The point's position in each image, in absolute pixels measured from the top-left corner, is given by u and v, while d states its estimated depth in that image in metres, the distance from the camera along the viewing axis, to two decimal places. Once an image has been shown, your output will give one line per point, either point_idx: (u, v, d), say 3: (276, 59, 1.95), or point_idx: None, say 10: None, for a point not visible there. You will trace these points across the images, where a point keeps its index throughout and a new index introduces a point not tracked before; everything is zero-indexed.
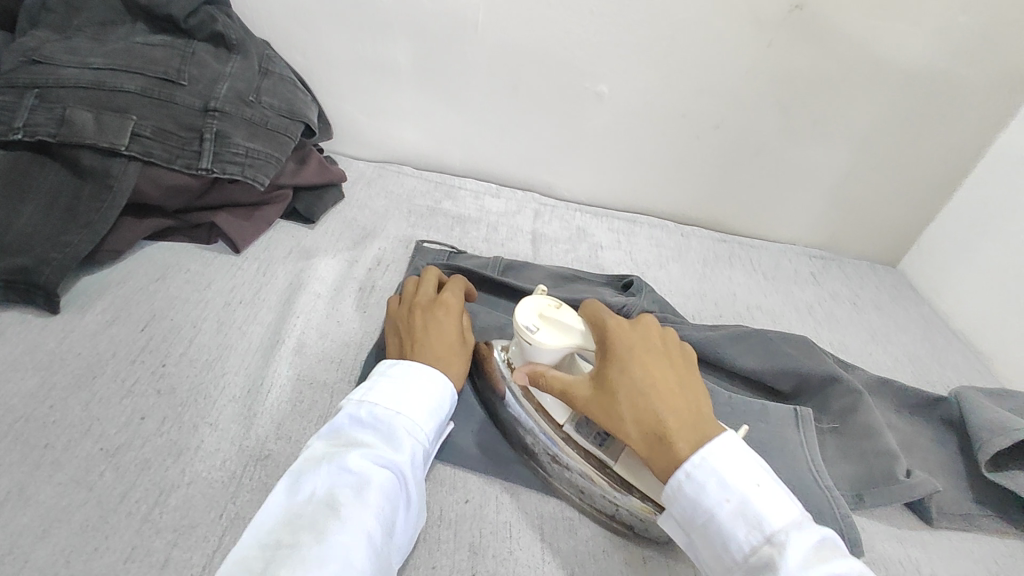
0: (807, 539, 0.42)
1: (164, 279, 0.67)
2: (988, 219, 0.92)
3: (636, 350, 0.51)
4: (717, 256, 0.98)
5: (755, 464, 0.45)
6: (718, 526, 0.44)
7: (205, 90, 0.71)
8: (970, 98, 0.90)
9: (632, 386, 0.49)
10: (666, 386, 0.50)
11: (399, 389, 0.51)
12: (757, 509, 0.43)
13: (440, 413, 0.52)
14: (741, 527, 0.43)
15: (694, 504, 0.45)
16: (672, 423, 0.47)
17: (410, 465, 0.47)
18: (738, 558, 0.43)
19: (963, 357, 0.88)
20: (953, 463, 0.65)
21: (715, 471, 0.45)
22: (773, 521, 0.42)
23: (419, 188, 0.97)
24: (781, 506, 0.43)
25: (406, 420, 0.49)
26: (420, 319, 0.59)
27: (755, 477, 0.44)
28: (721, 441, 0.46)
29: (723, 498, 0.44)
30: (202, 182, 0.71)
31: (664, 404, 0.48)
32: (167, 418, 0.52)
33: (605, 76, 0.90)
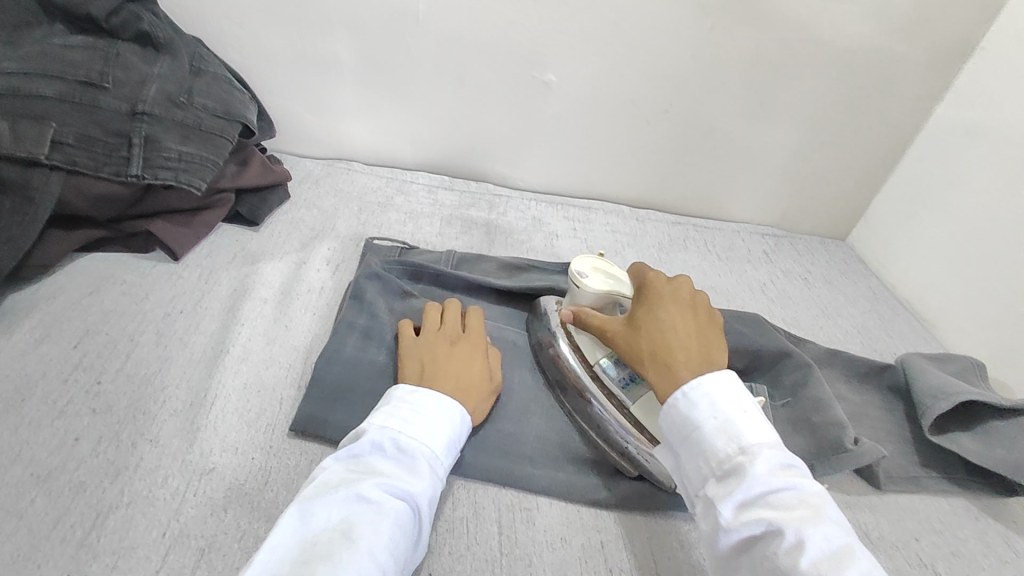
0: (779, 460, 0.45)
1: (99, 292, 0.64)
2: (929, 191, 0.95)
3: (667, 301, 0.58)
4: (672, 239, 0.99)
5: (745, 395, 0.49)
6: (702, 438, 0.47)
7: (132, 92, 0.68)
8: (908, 74, 0.92)
9: (652, 323, 0.56)
10: (686, 330, 0.55)
11: (422, 418, 0.50)
12: (739, 429, 0.47)
13: (454, 450, 0.51)
14: (721, 441, 0.46)
15: (683, 417, 0.49)
16: (678, 351, 0.53)
17: (426, 498, 0.46)
18: (712, 466, 0.46)
19: (909, 326, 0.91)
20: (898, 429, 0.67)
21: (708, 393, 0.49)
22: (753, 439, 0.46)
23: (369, 184, 0.95)
24: (763, 431, 0.47)
25: (427, 452, 0.48)
26: (445, 349, 0.59)
27: (744, 405, 0.48)
28: (720, 373, 0.50)
29: (711, 415, 0.48)
30: (134, 190, 0.68)
31: (675, 337, 0.54)
32: (103, 437, 0.50)
33: (552, 64, 0.89)
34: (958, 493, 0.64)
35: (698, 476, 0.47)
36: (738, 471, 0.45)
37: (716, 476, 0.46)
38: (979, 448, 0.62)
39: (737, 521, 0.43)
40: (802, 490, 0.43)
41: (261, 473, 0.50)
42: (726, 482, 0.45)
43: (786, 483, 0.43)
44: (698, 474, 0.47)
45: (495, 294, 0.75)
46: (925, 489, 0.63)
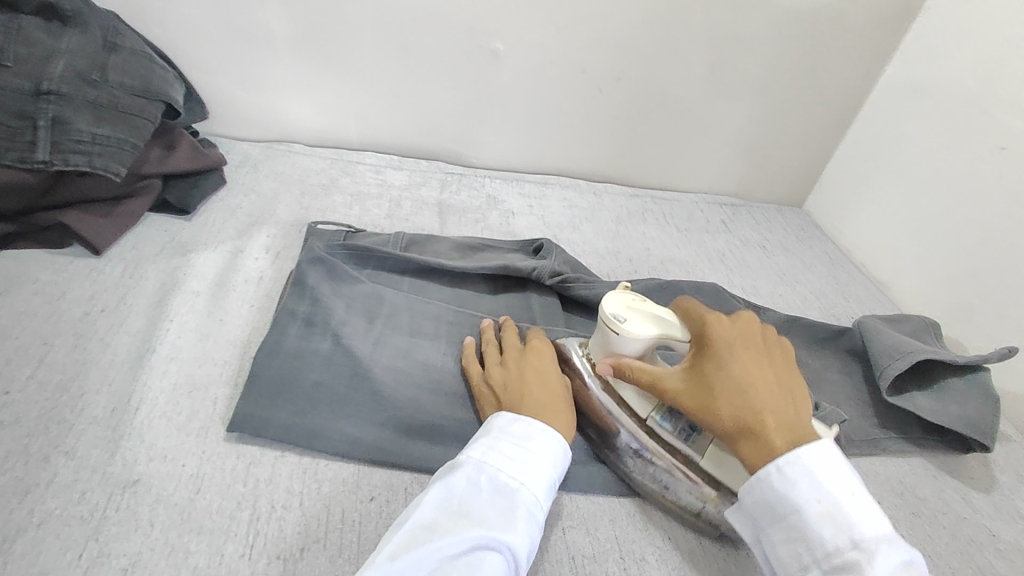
0: (898, 554, 0.39)
1: (7, 292, 0.58)
2: (881, 152, 0.95)
3: (740, 353, 0.48)
4: (630, 212, 0.97)
5: (851, 471, 0.43)
6: (803, 522, 0.41)
7: (35, 70, 0.63)
8: (857, 34, 0.92)
9: (731, 385, 0.47)
10: (769, 388, 0.47)
11: (522, 454, 0.45)
12: (847, 515, 0.40)
13: (555, 490, 0.46)
14: (828, 528, 0.40)
15: (779, 497, 0.42)
16: (770, 419, 0.45)
17: (522, 552, 0.41)
18: (817, 555, 0.40)
19: (865, 290, 0.91)
20: (857, 393, 0.67)
21: (808, 469, 0.42)
22: (865, 529, 0.40)
23: (312, 166, 0.89)
24: (875, 519, 0.40)
25: (527, 493, 0.43)
26: (515, 370, 0.54)
27: (850, 485, 0.42)
28: (818, 445, 0.43)
29: (813, 497, 0.41)
30: (43, 177, 0.62)
31: (763, 402, 0.46)
32: (11, 452, 0.45)
33: (499, 32, 0.85)
34: (916, 453, 0.64)
35: (799, 565, 0.41)
36: (853, 568, 0.39)
37: (821, 568, 0.40)
38: (936, 406, 0.62)
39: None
40: None
41: (192, 482, 0.46)
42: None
43: None
44: (796, 562, 0.41)
45: (448, 275, 0.71)
46: (884, 450, 0.63)
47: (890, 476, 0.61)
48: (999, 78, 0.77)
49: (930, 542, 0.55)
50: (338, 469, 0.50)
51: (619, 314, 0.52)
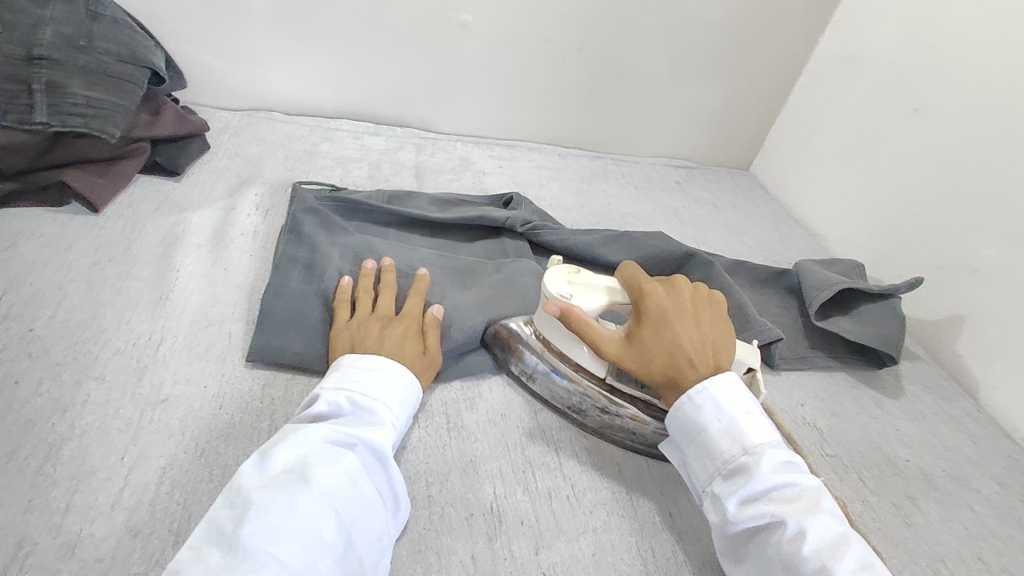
0: (781, 457, 0.48)
1: (17, 246, 0.62)
2: (815, 117, 1.05)
3: (670, 315, 0.55)
4: (593, 173, 1.06)
5: (746, 394, 0.51)
6: (708, 439, 0.49)
7: (25, 36, 0.66)
8: (793, 9, 1.01)
9: (661, 343, 0.53)
10: (694, 341, 0.54)
11: (379, 376, 0.51)
12: (743, 430, 0.49)
13: (411, 405, 0.52)
14: (725, 442, 0.48)
15: (690, 419, 0.50)
16: (692, 367, 0.52)
17: (384, 447, 0.47)
18: (718, 466, 0.48)
19: (804, 241, 1.02)
20: (790, 320, 0.77)
21: (712, 395, 0.50)
22: (754, 438, 0.48)
23: (293, 133, 0.94)
24: (765, 432, 0.49)
25: (384, 407, 0.49)
26: (375, 329, 0.56)
27: (746, 406, 0.50)
28: (722, 379, 0.51)
29: (715, 417, 0.49)
30: (42, 138, 0.66)
31: (688, 353, 0.53)
32: (45, 378, 0.50)
33: (467, 5, 0.91)
34: (839, 367, 0.75)
35: (705, 474, 0.49)
36: (745, 470, 0.47)
37: (722, 474, 0.48)
38: (855, 327, 0.73)
39: (742, 516, 0.45)
40: (801, 485, 0.46)
41: (214, 399, 0.52)
42: (732, 481, 0.47)
43: (787, 480, 0.46)
44: (704, 472, 0.49)
45: (428, 226, 0.78)
46: (813, 366, 0.74)
47: (817, 385, 0.72)
48: (915, 48, 0.87)
49: (845, 434, 0.66)
50: None
51: (568, 292, 0.56)
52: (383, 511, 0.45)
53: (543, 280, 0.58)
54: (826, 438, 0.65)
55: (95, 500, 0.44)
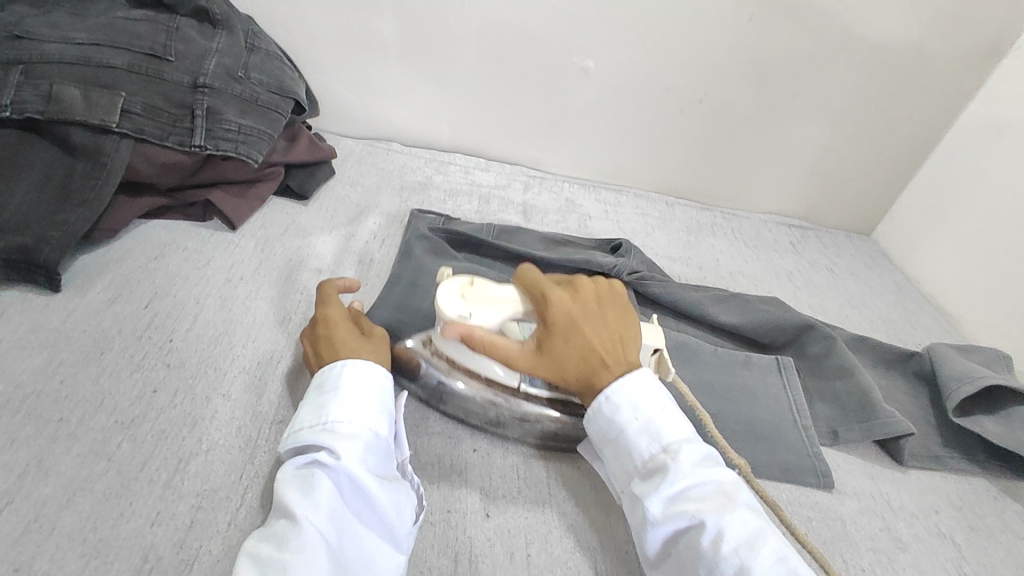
0: (698, 452, 0.49)
1: (163, 257, 0.66)
2: (955, 185, 0.97)
3: (579, 321, 0.54)
4: (701, 225, 1.02)
5: (661, 391, 0.52)
6: (627, 440, 0.50)
7: (194, 65, 0.71)
8: (939, 68, 0.94)
9: (575, 348, 0.53)
10: (603, 341, 0.54)
11: (334, 395, 0.49)
12: (659, 429, 0.50)
13: (385, 410, 0.50)
14: (644, 441, 0.49)
15: (608, 421, 0.51)
16: (606, 374, 0.52)
17: (355, 463, 0.45)
18: (639, 465, 0.49)
19: (933, 319, 0.93)
20: (920, 412, 0.70)
21: (627, 395, 0.51)
22: (669, 436, 0.49)
23: (409, 164, 0.98)
24: (679, 428, 0.50)
25: (346, 422, 0.47)
26: (308, 349, 0.55)
27: (660, 402, 0.51)
28: (633, 378, 0.52)
29: (632, 417, 0.50)
30: (196, 160, 0.70)
31: (603, 359, 0.53)
32: (179, 390, 0.53)
33: (591, 51, 0.91)
34: (977, 474, 0.67)
35: (626, 475, 0.50)
36: (663, 469, 0.48)
37: (641, 475, 0.49)
38: (1003, 431, 0.65)
39: (666, 517, 0.46)
40: (719, 480, 0.48)
41: None
42: (652, 480, 0.48)
43: (707, 477, 0.47)
44: (624, 471, 0.50)
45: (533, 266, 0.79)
46: (947, 468, 0.66)
47: (952, 491, 0.64)
48: None
49: (987, 553, 0.58)
50: (447, 427, 0.58)
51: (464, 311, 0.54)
52: (374, 532, 0.44)
53: (438, 298, 0.55)
54: (965, 556, 0.58)
55: (215, 518, 0.45)
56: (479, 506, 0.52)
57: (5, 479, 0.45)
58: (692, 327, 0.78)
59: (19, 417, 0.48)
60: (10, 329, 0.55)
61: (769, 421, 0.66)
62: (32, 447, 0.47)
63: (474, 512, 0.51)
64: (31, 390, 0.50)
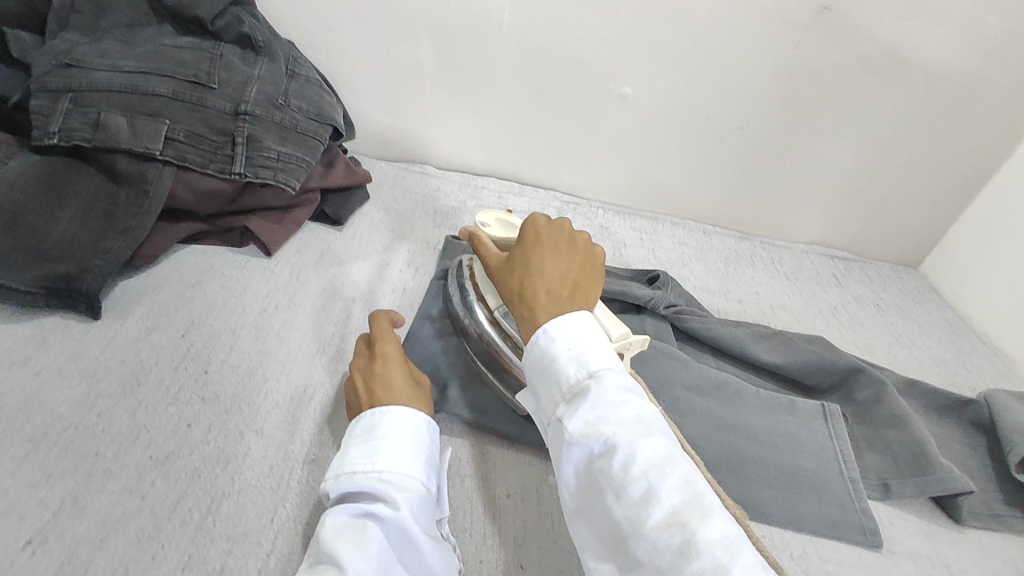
0: (624, 383, 0.46)
1: (201, 284, 0.67)
2: (1009, 221, 0.93)
3: (544, 244, 0.56)
4: (739, 255, 0.99)
5: (596, 326, 0.49)
6: (555, 367, 0.47)
7: (236, 93, 0.71)
8: (994, 98, 0.90)
9: (523, 266, 0.55)
10: (554, 270, 0.54)
11: (382, 441, 0.48)
12: (587, 356, 0.47)
13: (429, 463, 0.50)
14: (571, 368, 0.47)
15: (541, 351, 0.49)
16: (539, 291, 0.52)
17: (407, 516, 0.44)
18: (564, 393, 0.46)
19: (988, 360, 0.88)
20: (977, 465, 0.66)
21: (562, 326, 0.49)
22: (596, 363, 0.46)
23: (443, 188, 0.97)
24: (610, 360, 0.47)
25: (394, 473, 0.47)
26: (359, 380, 0.55)
27: (593, 334, 0.49)
28: (574, 311, 0.50)
29: (565, 347, 0.48)
30: (235, 186, 0.71)
31: (544, 280, 0.53)
32: (212, 426, 0.52)
33: (629, 78, 0.90)
34: None
35: (552, 405, 0.47)
36: (585, 392, 0.45)
37: (566, 400, 0.46)
38: None
39: (581, 439, 0.43)
40: (641, 409, 0.44)
41: None
42: (573, 405, 0.45)
43: (628, 402, 0.44)
44: (551, 402, 0.47)
45: None
46: (1008, 528, 0.63)
47: (1013, 554, 0.60)
48: None
49: None
50: (481, 469, 0.57)
51: (486, 223, 0.69)
52: None
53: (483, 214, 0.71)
54: None
55: (246, 564, 0.44)
56: (512, 558, 0.51)
57: (40, 515, 0.44)
58: (731, 365, 0.76)
59: (56, 450, 0.48)
60: (51, 357, 0.56)
61: (814, 470, 0.63)
62: (68, 483, 0.46)
63: (506, 564, 0.50)
64: (68, 423, 0.50)
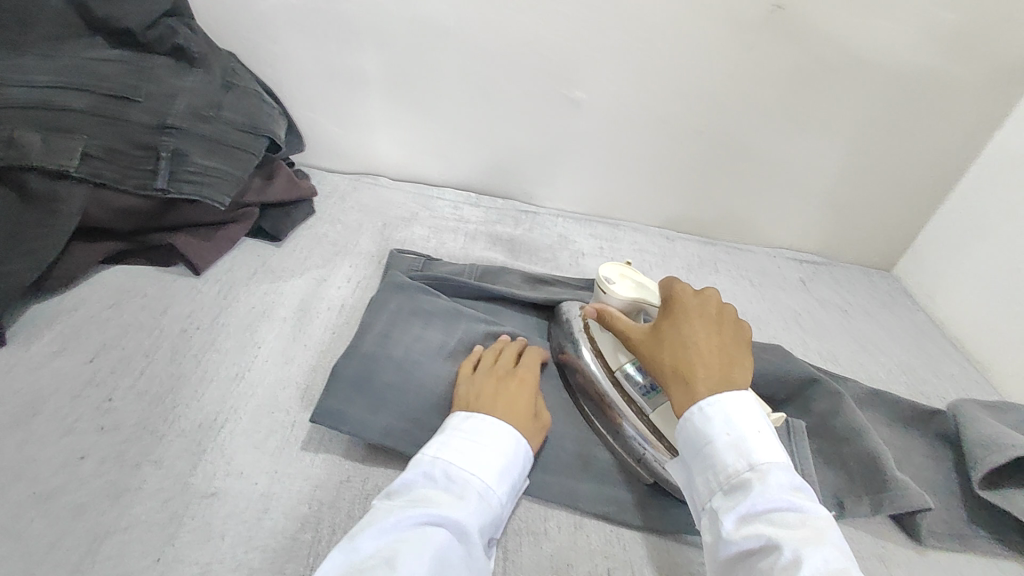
0: (791, 481, 0.44)
1: (119, 305, 0.64)
2: (978, 222, 0.90)
3: (693, 314, 0.54)
4: (703, 262, 0.96)
5: (761, 414, 0.48)
6: (712, 453, 0.47)
7: (160, 106, 0.69)
8: (959, 95, 0.87)
9: (675, 337, 0.53)
10: (711, 346, 0.52)
11: (475, 447, 0.49)
12: (751, 446, 0.46)
13: (511, 479, 0.50)
14: (731, 456, 0.46)
15: (697, 430, 0.48)
16: (698, 366, 0.51)
17: (471, 525, 0.44)
18: (720, 482, 0.46)
19: (959, 367, 0.85)
20: (940, 480, 0.63)
21: (724, 408, 0.48)
22: (760, 456, 0.45)
23: (395, 199, 0.94)
24: (775, 451, 0.46)
25: (475, 481, 0.47)
26: (493, 385, 0.56)
27: (758, 423, 0.47)
28: (738, 394, 0.48)
29: (724, 430, 0.47)
30: (156, 204, 0.69)
31: (700, 358, 0.51)
32: (108, 457, 0.49)
33: (581, 82, 0.87)
34: (1008, 557, 0.59)
35: (705, 489, 0.47)
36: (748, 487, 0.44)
37: (722, 490, 0.45)
38: None
39: (740, 538, 0.42)
40: (809, 514, 0.43)
41: (261, 501, 0.49)
42: (732, 497, 0.45)
43: (794, 505, 0.43)
44: (705, 487, 0.47)
45: (515, 305, 0.75)
46: (972, 548, 0.59)
47: None
48: None
49: None
50: None
51: (610, 278, 0.64)
52: None
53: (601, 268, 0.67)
54: None
55: None
56: None
57: None
58: None
59: None
60: None
61: None
62: None
63: None
64: None
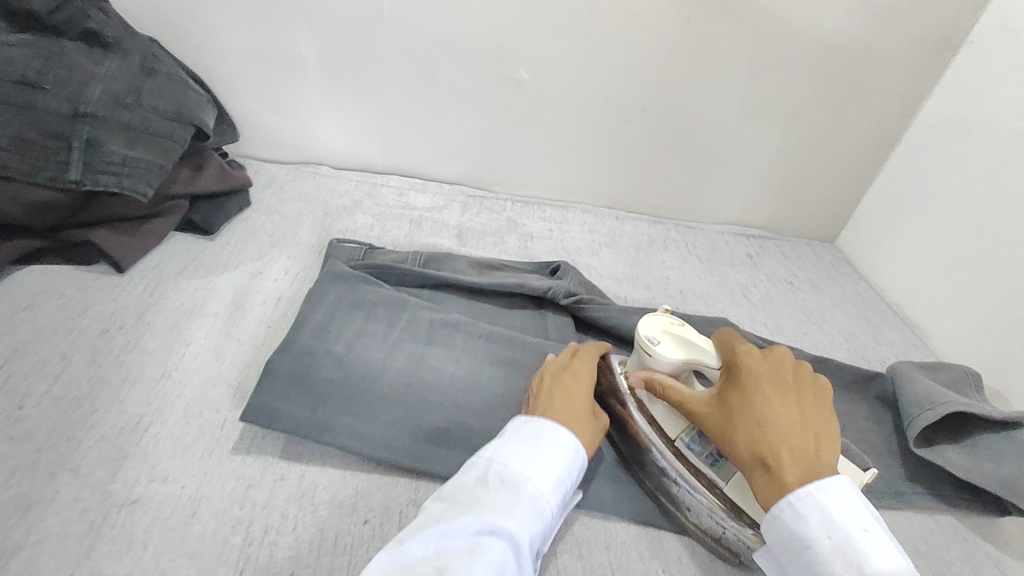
0: None
1: (34, 307, 0.60)
2: (912, 193, 0.93)
3: (766, 386, 0.48)
4: (652, 241, 0.96)
5: (866, 509, 0.42)
6: (815, 560, 0.40)
7: (74, 93, 0.65)
8: (892, 68, 0.89)
9: (749, 414, 0.47)
10: (791, 421, 0.46)
11: (535, 451, 0.45)
12: (861, 551, 0.40)
13: (568, 485, 0.45)
14: (838, 563, 0.39)
15: (792, 531, 0.42)
16: (784, 450, 0.44)
17: (526, 538, 0.40)
18: None
19: (899, 333, 0.87)
20: (879, 441, 0.64)
21: (824, 505, 0.42)
22: (874, 563, 0.39)
23: (338, 188, 0.91)
24: (890, 555, 0.40)
25: (534, 486, 0.43)
26: (546, 385, 0.52)
27: (864, 522, 0.41)
28: (835, 486, 0.42)
29: (827, 533, 0.41)
30: (72, 197, 0.65)
31: (783, 439, 0.45)
32: (17, 469, 0.46)
33: (524, 62, 0.86)
34: (944, 511, 0.61)
35: None
36: None
37: None
38: (968, 463, 0.59)
39: None
40: None
41: (189, 504, 0.46)
42: None
43: None
44: None
45: (462, 290, 0.74)
46: (910, 505, 0.60)
47: (916, 533, 0.58)
48: None
49: None
50: None
51: (653, 336, 0.54)
52: None
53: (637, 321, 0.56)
54: None
55: None
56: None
57: None
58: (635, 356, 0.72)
59: None
60: None
61: None
62: None
63: None
64: None
